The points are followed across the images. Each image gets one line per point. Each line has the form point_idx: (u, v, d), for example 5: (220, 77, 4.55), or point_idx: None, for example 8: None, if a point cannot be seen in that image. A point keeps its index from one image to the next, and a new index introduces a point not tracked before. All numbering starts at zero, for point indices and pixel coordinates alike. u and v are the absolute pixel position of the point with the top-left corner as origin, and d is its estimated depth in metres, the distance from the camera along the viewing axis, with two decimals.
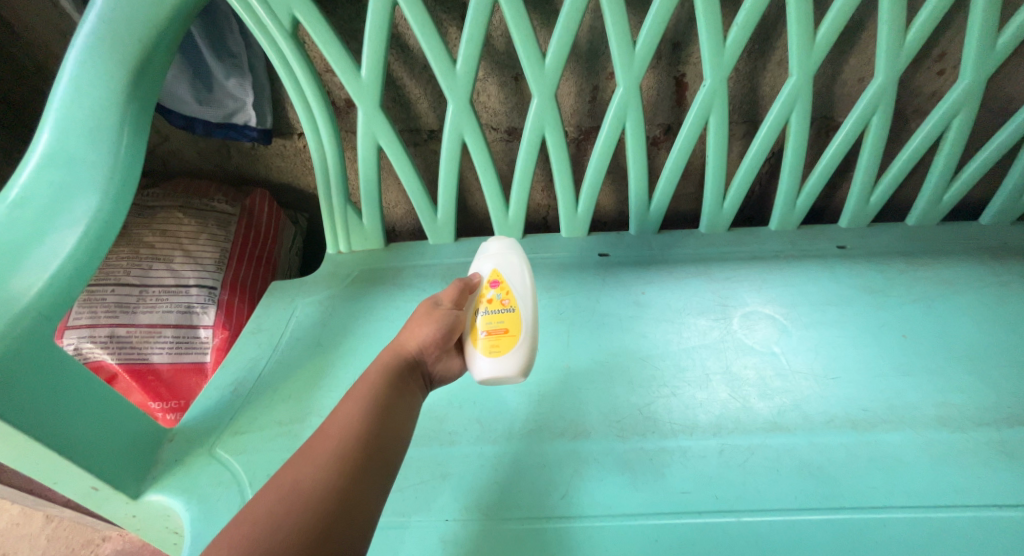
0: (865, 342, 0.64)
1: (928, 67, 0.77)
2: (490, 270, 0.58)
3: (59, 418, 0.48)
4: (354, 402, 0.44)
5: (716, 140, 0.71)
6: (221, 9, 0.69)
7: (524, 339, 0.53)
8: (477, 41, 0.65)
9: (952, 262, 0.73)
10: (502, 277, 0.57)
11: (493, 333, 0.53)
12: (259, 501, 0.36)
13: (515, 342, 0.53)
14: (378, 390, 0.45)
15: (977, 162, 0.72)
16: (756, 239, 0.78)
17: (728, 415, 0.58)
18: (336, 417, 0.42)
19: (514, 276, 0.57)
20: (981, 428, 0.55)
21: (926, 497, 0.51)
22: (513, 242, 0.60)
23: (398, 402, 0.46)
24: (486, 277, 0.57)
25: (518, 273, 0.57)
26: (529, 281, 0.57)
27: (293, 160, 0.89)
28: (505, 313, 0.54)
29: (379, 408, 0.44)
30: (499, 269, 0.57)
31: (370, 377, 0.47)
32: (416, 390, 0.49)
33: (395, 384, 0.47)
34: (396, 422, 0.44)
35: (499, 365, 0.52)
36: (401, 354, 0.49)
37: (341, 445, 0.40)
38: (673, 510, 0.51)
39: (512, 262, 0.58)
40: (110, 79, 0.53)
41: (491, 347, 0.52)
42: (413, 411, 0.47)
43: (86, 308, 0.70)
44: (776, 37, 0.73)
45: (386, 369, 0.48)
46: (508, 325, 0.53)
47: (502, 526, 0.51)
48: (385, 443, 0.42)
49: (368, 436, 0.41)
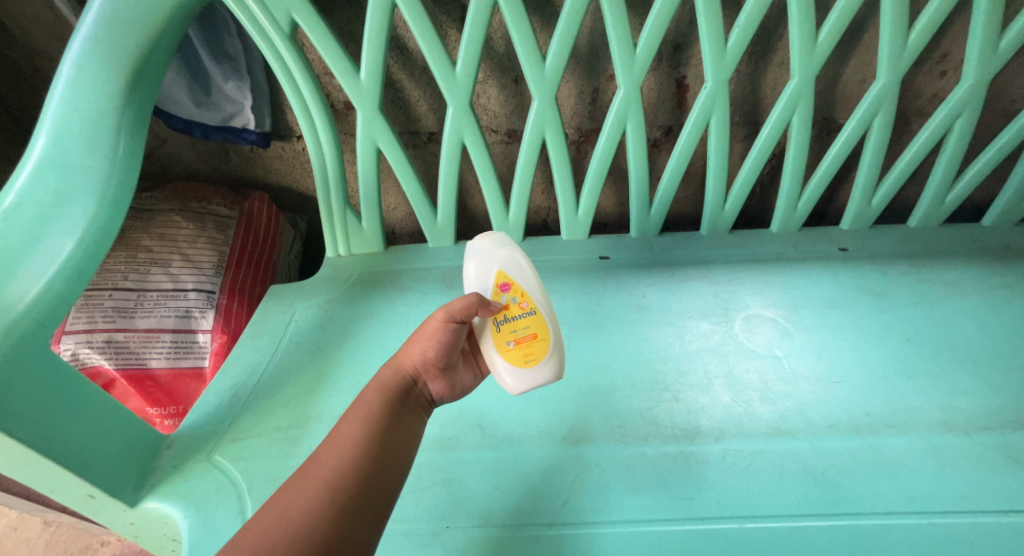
0: (869, 345, 0.63)
1: (930, 68, 0.76)
2: (497, 272, 0.53)
3: (56, 425, 0.47)
4: (351, 426, 0.43)
5: (717, 142, 0.70)
6: (219, 12, 0.68)
7: (554, 341, 0.52)
8: (477, 43, 0.64)
9: (955, 264, 0.73)
10: (510, 278, 0.52)
11: (522, 342, 0.51)
12: (247, 532, 0.36)
13: (547, 346, 0.52)
14: (376, 415, 0.45)
15: (979, 163, 0.72)
16: (758, 241, 0.77)
17: (731, 419, 0.57)
18: (332, 442, 0.42)
19: (522, 275, 0.52)
20: (986, 432, 0.55)
21: (931, 502, 0.50)
22: (504, 237, 0.55)
23: (395, 428, 0.45)
24: (493, 281, 0.53)
25: (525, 270, 0.52)
26: (537, 277, 0.52)
27: (292, 163, 0.89)
28: (527, 317, 0.52)
29: (376, 436, 0.43)
30: (506, 270, 0.53)
31: (368, 398, 0.46)
32: (415, 410, 0.48)
33: (392, 406, 0.46)
34: (392, 453, 0.43)
35: (538, 372, 0.52)
36: (400, 373, 0.48)
37: (334, 476, 0.39)
38: (676, 516, 0.50)
39: (517, 261, 0.53)
40: (107, 84, 0.53)
41: (525, 356, 0.51)
42: (412, 437, 0.46)
43: (84, 313, 0.69)
44: (778, 39, 0.73)
45: (384, 391, 0.47)
46: (535, 330, 0.51)
47: (503, 533, 0.50)
48: (380, 477, 0.41)
49: (363, 468, 0.41)
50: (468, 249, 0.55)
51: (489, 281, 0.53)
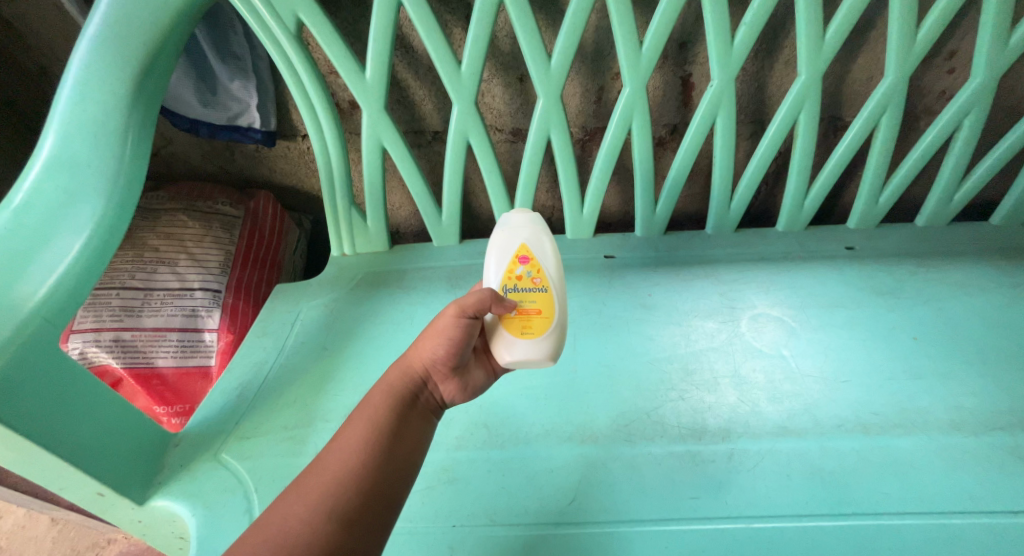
0: (876, 345, 0.63)
1: (938, 66, 0.76)
2: (518, 244, 0.53)
3: (65, 423, 0.48)
4: (356, 433, 0.43)
5: (723, 141, 0.70)
6: (225, 10, 0.69)
7: (557, 322, 0.50)
8: (483, 41, 0.64)
9: (963, 263, 0.72)
10: (531, 253, 0.53)
11: (523, 314, 0.50)
12: (248, 538, 0.37)
13: (548, 324, 0.50)
14: (381, 420, 0.44)
15: (987, 162, 0.71)
16: (764, 240, 0.77)
17: (738, 419, 0.57)
18: (337, 447, 0.42)
19: (543, 252, 0.53)
20: (995, 433, 0.54)
21: (940, 503, 0.50)
22: (537, 217, 0.55)
23: (401, 436, 0.44)
24: (514, 252, 0.53)
25: (548, 248, 0.53)
26: (558, 258, 0.53)
27: (297, 162, 0.89)
28: (536, 292, 0.51)
29: (382, 444, 0.43)
30: (529, 245, 0.53)
31: (375, 402, 0.46)
32: (423, 414, 0.47)
33: (399, 412, 0.46)
34: (397, 463, 0.43)
35: (532, 347, 0.49)
36: (409, 375, 0.48)
37: (336, 486, 0.39)
38: (682, 516, 0.50)
39: (539, 239, 0.54)
40: (114, 86, 0.53)
41: (523, 329, 0.50)
42: (420, 444, 0.46)
43: (91, 312, 0.69)
44: (784, 36, 0.73)
45: (391, 394, 0.46)
46: (540, 306, 0.50)
47: (509, 533, 0.50)
48: (384, 489, 0.41)
49: (367, 479, 0.41)
50: (501, 221, 0.56)
51: (510, 251, 0.53)
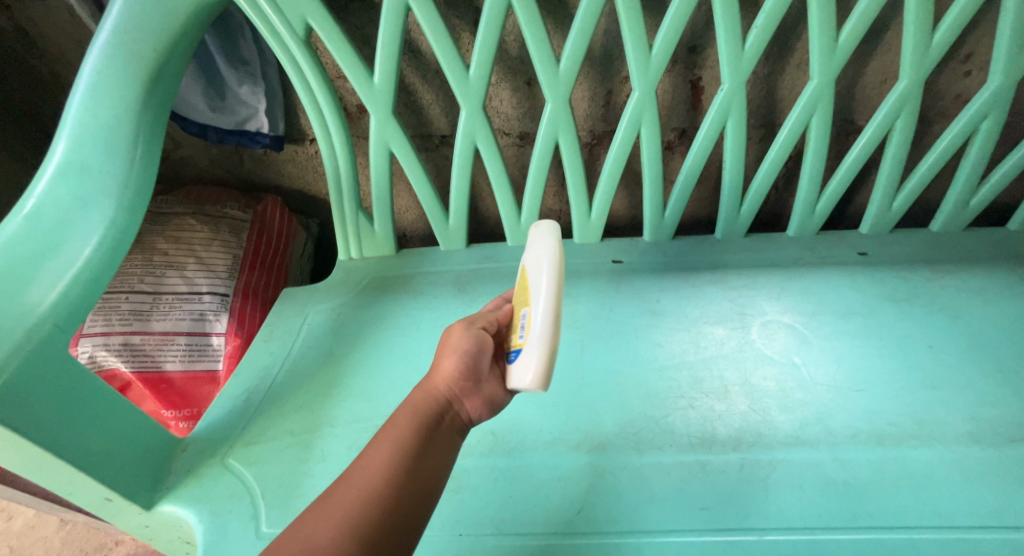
0: (890, 354, 0.62)
1: (954, 68, 0.75)
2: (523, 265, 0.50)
3: (72, 428, 0.48)
4: (381, 453, 0.43)
5: (733, 143, 0.69)
6: (235, 17, 0.69)
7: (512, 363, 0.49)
8: (490, 44, 0.64)
9: (979, 270, 0.71)
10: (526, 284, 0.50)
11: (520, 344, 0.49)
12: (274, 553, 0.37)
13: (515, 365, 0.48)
14: (405, 439, 0.44)
15: (1005, 167, 0.70)
16: (775, 245, 0.76)
17: (749, 428, 0.56)
18: (362, 466, 0.42)
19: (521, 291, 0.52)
20: (1015, 445, 0.53)
21: (959, 517, 0.49)
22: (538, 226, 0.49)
23: (425, 455, 0.44)
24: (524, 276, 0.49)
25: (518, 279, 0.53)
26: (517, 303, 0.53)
27: (304, 166, 0.89)
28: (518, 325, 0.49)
29: (407, 463, 0.42)
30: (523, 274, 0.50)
31: (400, 420, 0.45)
32: (448, 434, 0.46)
33: (423, 431, 0.45)
34: (420, 482, 0.42)
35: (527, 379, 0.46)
36: (432, 395, 0.47)
37: (358, 505, 0.39)
38: (693, 528, 0.50)
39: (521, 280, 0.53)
40: (126, 92, 0.53)
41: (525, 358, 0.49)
42: (445, 463, 0.45)
43: (101, 316, 0.70)
44: (796, 40, 0.72)
45: (415, 414, 0.46)
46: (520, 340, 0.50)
47: (516, 542, 0.50)
48: (405, 510, 0.40)
49: (389, 500, 0.40)
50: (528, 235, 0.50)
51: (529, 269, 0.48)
